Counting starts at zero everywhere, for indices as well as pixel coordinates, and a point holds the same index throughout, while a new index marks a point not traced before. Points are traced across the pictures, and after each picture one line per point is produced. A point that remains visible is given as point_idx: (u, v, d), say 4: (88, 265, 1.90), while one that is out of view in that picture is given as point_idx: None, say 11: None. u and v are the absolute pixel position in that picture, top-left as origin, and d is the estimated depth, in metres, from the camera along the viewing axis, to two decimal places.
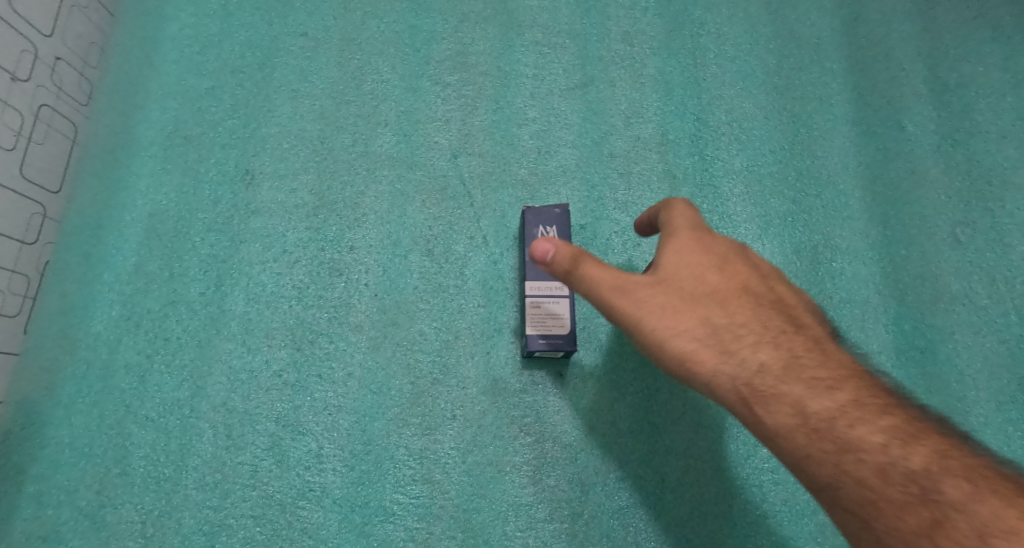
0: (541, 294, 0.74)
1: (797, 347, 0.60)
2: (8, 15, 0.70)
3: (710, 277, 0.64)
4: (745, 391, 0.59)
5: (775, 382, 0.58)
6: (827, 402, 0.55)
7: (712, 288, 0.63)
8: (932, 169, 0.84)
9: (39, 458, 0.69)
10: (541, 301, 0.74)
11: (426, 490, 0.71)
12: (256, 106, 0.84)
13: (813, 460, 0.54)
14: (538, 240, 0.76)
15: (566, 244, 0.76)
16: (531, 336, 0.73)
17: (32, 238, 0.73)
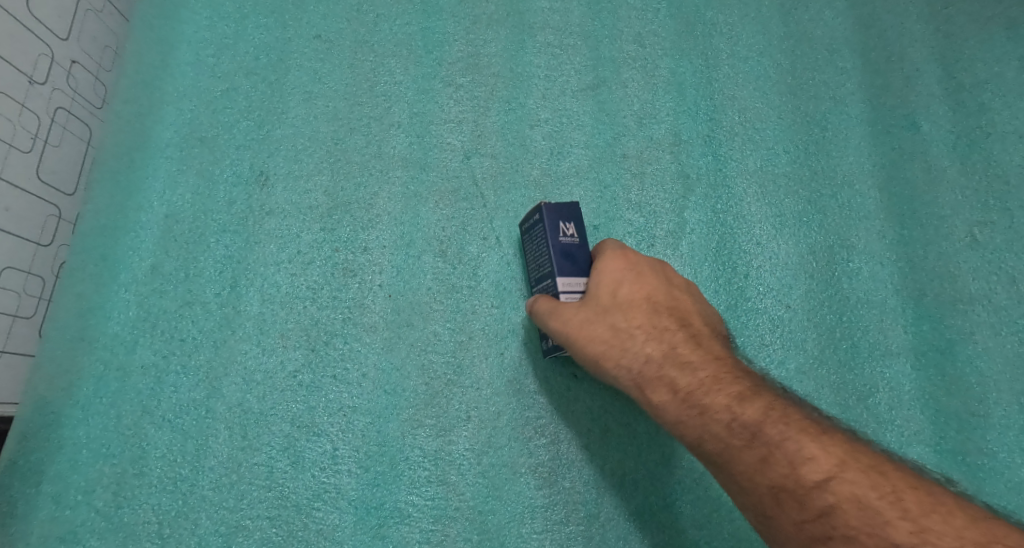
0: (570, 291, 0.71)
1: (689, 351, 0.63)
2: (24, 18, 0.71)
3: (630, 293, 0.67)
4: (650, 386, 0.62)
5: (676, 379, 0.61)
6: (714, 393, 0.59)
7: (625, 301, 0.66)
8: (948, 169, 0.83)
9: (56, 458, 0.69)
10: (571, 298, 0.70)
11: (441, 491, 0.71)
12: (269, 109, 0.85)
13: (708, 442, 0.58)
14: (562, 236, 0.73)
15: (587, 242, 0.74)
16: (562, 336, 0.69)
17: (48, 240, 0.74)
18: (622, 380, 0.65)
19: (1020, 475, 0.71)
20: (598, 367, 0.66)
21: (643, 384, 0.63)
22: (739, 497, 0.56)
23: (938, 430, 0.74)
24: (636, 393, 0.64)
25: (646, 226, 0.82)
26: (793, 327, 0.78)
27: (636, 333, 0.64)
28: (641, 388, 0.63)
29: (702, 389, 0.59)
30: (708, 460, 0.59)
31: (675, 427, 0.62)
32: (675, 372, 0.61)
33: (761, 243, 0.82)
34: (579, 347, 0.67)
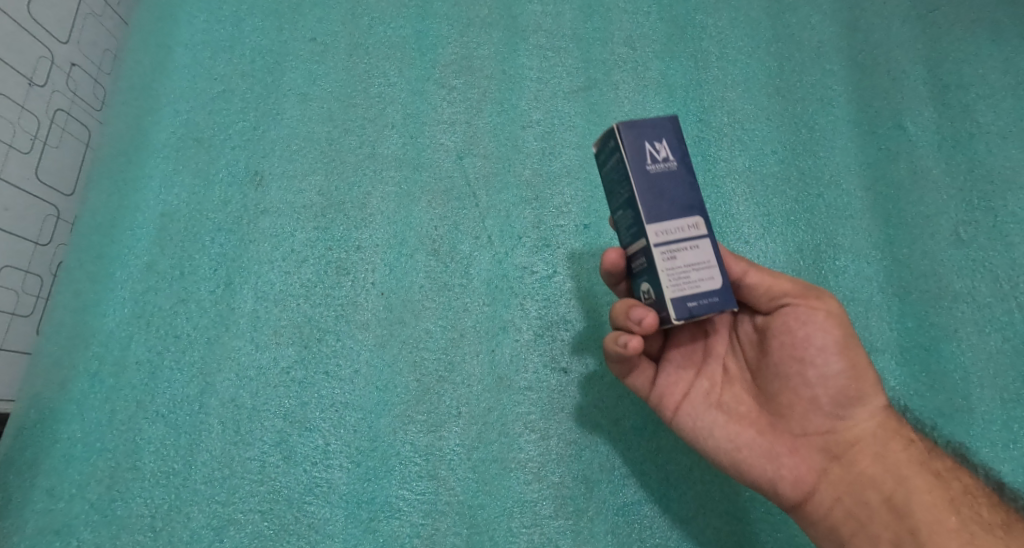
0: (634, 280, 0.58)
1: None
2: (24, 20, 0.72)
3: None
4: (857, 368, 0.55)
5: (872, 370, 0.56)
6: None
7: None
8: (933, 169, 0.85)
9: (51, 452, 0.70)
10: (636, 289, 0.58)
11: (431, 486, 0.71)
12: (265, 110, 0.86)
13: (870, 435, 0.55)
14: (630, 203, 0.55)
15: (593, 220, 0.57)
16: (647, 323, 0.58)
17: (46, 239, 0.75)
18: (823, 356, 0.54)
19: (1004, 469, 0.72)
20: (815, 333, 0.54)
21: (864, 368, 0.55)
22: (899, 497, 0.53)
23: (923, 425, 0.74)
24: (845, 376, 0.55)
25: None
26: None
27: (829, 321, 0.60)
28: (847, 370, 0.55)
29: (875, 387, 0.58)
30: (867, 456, 0.55)
31: (839, 421, 0.55)
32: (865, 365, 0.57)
33: (749, 242, 0.83)
34: (808, 315, 0.54)
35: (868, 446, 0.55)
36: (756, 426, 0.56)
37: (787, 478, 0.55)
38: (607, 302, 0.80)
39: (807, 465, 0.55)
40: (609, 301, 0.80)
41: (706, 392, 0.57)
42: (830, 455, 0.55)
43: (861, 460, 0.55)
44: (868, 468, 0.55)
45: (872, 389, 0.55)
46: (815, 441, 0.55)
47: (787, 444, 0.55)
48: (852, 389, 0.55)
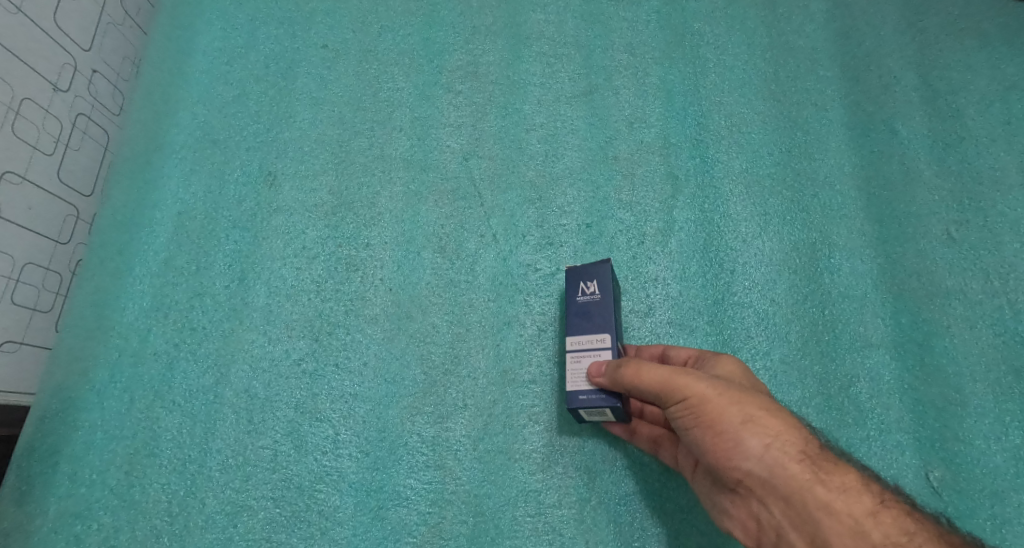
0: (582, 349, 0.70)
1: None
2: (51, 30, 0.76)
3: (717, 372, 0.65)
4: (728, 432, 0.58)
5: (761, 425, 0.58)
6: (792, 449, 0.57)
7: None
8: (925, 171, 0.87)
9: (73, 439, 0.73)
10: (581, 357, 0.70)
11: (438, 475, 0.73)
12: (279, 113, 0.89)
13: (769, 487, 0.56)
14: (579, 296, 0.73)
15: (606, 300, 0.72)
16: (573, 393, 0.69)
17: (66, 238, 0.78)
18: (691, 429, 0.60)
19: (996, 461, 0.74)
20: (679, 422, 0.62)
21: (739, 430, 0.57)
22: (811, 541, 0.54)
23: (917, 419, 0.76)
24: (713, 440, 0.59)
25: (636, 224, 0.86)
26: (777, 320, 0.81)
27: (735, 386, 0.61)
28: (712, 437, 0.59)
29: (775, 431, 0.57)
30: (781, 502, 0.56)
31: (735, 472, 0.58)
32: (742, 413, 0.58)
33: (746, 240, 0.85)
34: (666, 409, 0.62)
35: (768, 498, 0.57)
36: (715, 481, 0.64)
37: (737, 528, 0.60)
38: None
39: (744, 511, 0.59)
40: None
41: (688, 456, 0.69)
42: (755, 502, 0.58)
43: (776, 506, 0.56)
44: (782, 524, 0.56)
45: (741, 446, 0.57)
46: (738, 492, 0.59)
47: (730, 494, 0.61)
48: (733, 451, 0.58)
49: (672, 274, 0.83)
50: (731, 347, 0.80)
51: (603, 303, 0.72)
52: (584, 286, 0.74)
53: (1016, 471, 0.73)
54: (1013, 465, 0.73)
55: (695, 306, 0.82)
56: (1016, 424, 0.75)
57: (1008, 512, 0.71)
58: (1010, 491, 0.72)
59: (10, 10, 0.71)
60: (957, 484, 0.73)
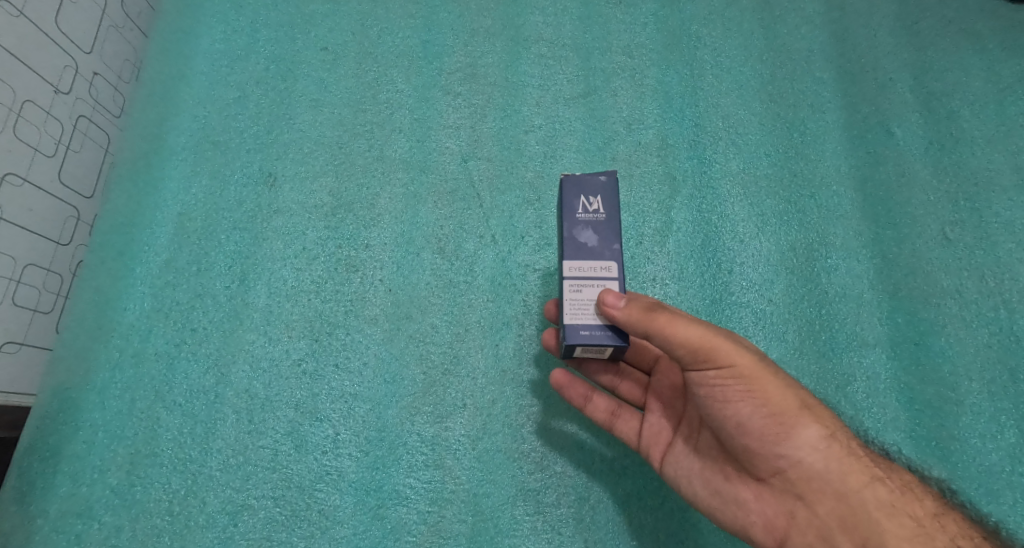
0: (585, 276, 0.61)
1: None
2: (53, 32, 0.76)
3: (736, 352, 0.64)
4: (787, 420, 0.57)
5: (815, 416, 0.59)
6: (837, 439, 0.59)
7: None
8: (921, 172, 0.88)
9: (74, 439, 0.73)
10: (583, 285, 0.61)
11: (437, 474, 0.74)
12: (279, 115, 0.90)
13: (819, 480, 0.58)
14: (580, 212, 0.63)
15: (614, 219, 0.63)
16: (573, 326, 0.60)
17: (67, 239, 0.79)
18: (737, 407, 0.58)
19: (992, 460, 0.74)
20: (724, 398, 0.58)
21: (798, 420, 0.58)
22: (857, 536, 0.57)
23: (913, 417, 0.77)
24: (769, 427, 0.57)
25: (634, 225, 0.86)
26: (774, 319, 0.82)
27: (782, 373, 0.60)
28: (770, 423, 0.57)
29: (827, 424, 0.59)
30: (827, 496, 0.58)
31: (782, 464, 0.58)
32: (800, 402, 0.58)
33: (744, 240, 0.86)
34: (704, 379, 0.58)
35: (813, 492, 0.58)
36: (723, 470, 0.62)
37: (757, 523, 0.60)
38: None
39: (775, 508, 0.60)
40: None
41: (658, 433, 0.67)
42: (792, 497, 0.59)
43: (820, 501, 0.58)
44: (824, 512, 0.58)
45: (800, 436, 0.57)
46: (774, 484, 0.59)
47: (753, 486, 0.61)
48: (789, 441, 0.57)
49: (670, 274, 0.84)
50: None
51: (611, 224, 0.63)
52: (585, 201, 0.63)
53: (1011, 469, 0.73)
54: (1009, 463, 0.74)
55: (692, 306, 0.82)
56: (1011, 422, 0.75)
57: (1004, 510, 0.72)
58: (1006, 489, 0.73)
59: (11, 12, 0.71)
60: (953, 483, 0.74)
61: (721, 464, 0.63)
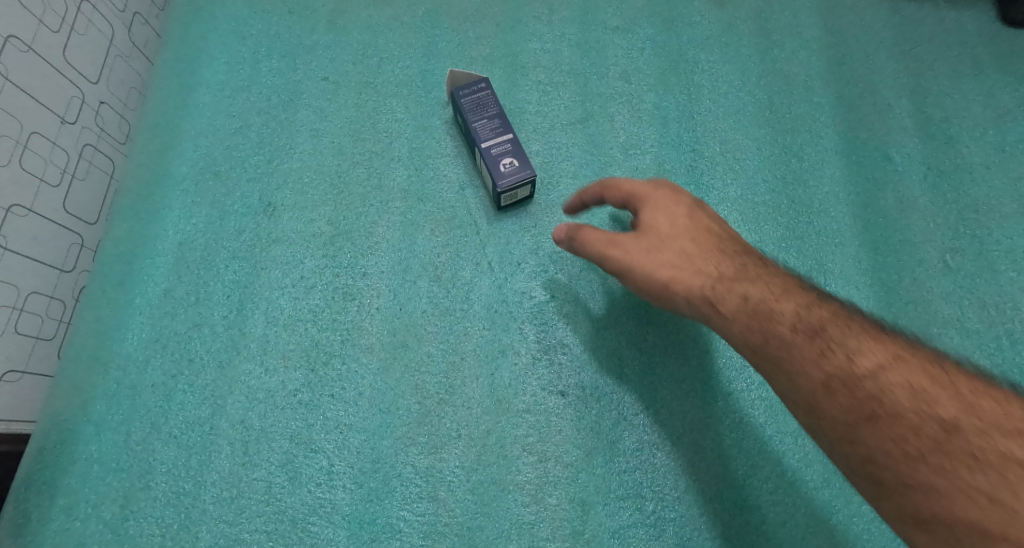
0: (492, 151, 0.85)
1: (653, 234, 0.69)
2: (60, 64, 0.78)
3: (589, 237, 0.73)
4: (924, 389, 0.53)
5: (966, 392, 0.53)
6: (654, 264, 0.68)
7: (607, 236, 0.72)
8: (920, 198, 0.87)
9: (70, 471, 0.74)
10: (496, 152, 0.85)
11: (431, 507, 0.73)
12: (279, 144, 0.91)
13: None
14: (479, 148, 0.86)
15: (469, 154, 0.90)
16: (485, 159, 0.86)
17: (70, 266, 0.80)
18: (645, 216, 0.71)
19: None
20: (631, 198, 0.73)
21: (885, 379, 0.55)
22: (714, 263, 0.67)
23: None
24: (643, 212, 0.71)
25: None
26: None
27: (616, 243, 0.70)
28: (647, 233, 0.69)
29: (644, 279, 0.69)
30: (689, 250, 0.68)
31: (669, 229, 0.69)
32: (621, 263, 0.70)
33: None
34: (633, 195, 0.73)
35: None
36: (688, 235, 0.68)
37: (703, 225, 0.70)
38: (604, 326, 0.82)
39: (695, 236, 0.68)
40: (605, 325, 0.82)
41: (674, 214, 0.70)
42: (693, 240, 0.68)
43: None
44: (689, 248, 0.68)
45: (654, 226, 0.69)
46: (691, 231, 0.69)
47: (683, 220, 0.69)
48: (655, 219, 0.70)
49: None
50: (726, 377, 0.79)
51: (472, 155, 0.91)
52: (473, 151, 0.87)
53: None
54: None
55: (690, 334, 0.82)
56: None
57: None
58: None
59: (20, 48, 0.72)
60: None
61: (676, 217, 0.70)
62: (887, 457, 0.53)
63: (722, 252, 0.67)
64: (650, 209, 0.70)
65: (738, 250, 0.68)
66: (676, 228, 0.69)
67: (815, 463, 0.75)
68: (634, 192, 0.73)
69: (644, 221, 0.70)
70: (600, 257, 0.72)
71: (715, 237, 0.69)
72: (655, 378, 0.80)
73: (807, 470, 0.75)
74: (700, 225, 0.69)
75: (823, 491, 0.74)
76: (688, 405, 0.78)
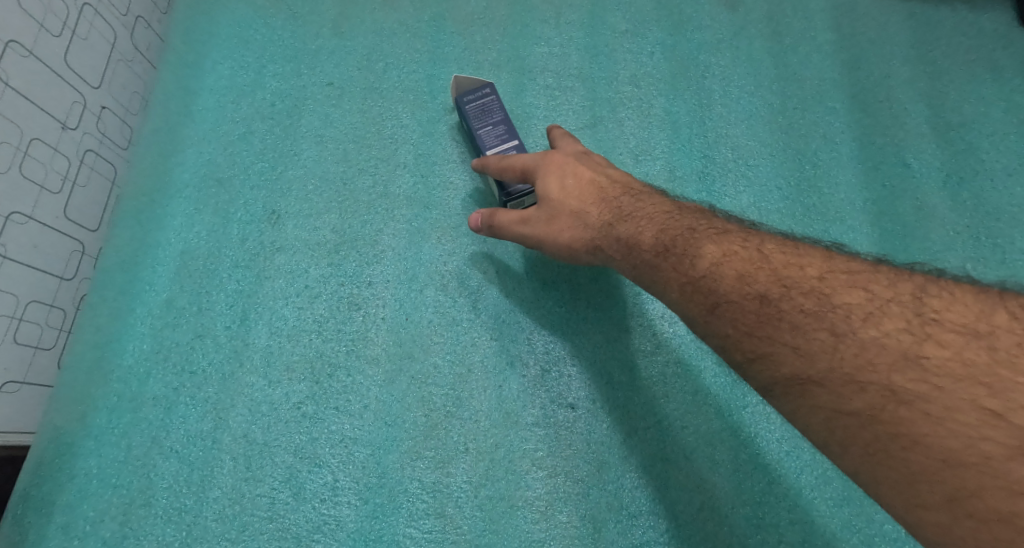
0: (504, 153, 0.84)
1: (558, 204, 0.70)
2: (61, 69, 0.76)
3: (503, 219, 0.74)
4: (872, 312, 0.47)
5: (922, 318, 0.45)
6: (563, 236, 0.70)
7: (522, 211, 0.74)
8: (939, 206, 0.85)
9: (69, 488, 0.72)
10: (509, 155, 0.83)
11: (438, 524, 0.71)
12: (283, 150, 0.89)
13: (966, 314, 0.45)
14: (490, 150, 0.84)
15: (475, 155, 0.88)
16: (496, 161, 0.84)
17: (71, 274, 0.79)
18: (545, 184, 0.72)
19: None
20: (527, 166, 0.74)
21: (720, 267, 0.55)
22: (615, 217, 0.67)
23: None
24: (542, 184, 0.72)
25: None
26: None
27: (529, 223, 0.72)
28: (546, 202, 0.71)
29: (561, 250, 0.71)
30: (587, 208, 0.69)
31: (567, 192, 0.70)
32: (537, 242, 0.73)
33: None
34: (531, 165, 0.74)
35: (978, 369, 0.42)
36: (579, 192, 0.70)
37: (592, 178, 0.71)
38: (614, 337, 0.80)
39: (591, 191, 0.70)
40: (615, 335, 0.80)
41: (565, 176, 0.71)
42: (592, 201, 0.69)
43: (1018, 398, 0.40)
44: (585, 207, 0.69)
45: (548, 194, 0.71)
46: (588, 192, 0.70)
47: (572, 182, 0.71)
48: (549, 187, 0.71)
49: None
50: (741, 390, 0.78)
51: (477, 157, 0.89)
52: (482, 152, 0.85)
53: None
54: None
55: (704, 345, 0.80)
56: None
57: None
58: None
59: (21, 53, 0.71)
60: None
61: (570, 182, 0.71)
62: (726, 338, 0.53)
63: (600, 192, 0.69)
64: (543, 179, 0.72)
65: (612, 187, 0.70)
66: (564, 181, 0.71)
67: (833, 480, 0.74)
68: (529, 161, 0.74)
69: (541, 192, 0.72)
70: (516, 235, 0.74)
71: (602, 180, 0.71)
72: (667, 391, 0.78)
73: (826, 488, 0.74)
74: (590, 179, 0.71)
75: (842, 509, 0.73)
76: (702, 419, 0.76)
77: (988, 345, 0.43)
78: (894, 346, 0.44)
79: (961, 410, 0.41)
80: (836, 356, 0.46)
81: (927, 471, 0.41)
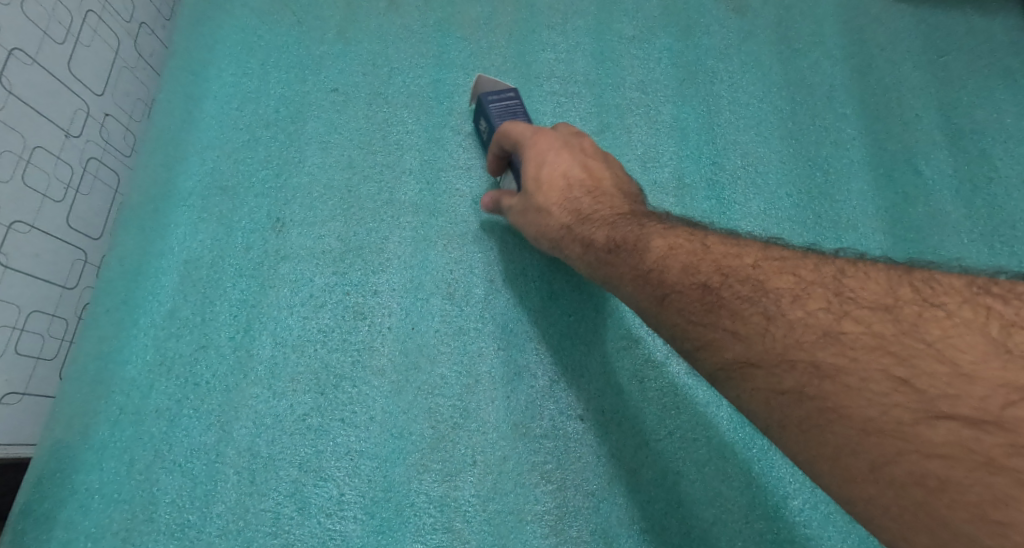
0: None
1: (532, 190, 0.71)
2: (64, 77, 0.75)
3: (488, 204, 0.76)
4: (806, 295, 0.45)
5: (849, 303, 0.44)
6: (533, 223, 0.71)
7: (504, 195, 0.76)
8: (952, 213, 0.84)
9: (70, 503, 0.71)
10: None
11: (446, 538, 0.70)
12: (288, 157, 0.89)
13: (880, 290, 0.44)
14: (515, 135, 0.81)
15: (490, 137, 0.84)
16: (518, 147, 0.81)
17: (73, 283, 0.78)
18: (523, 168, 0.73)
19: None
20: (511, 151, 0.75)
21: (666, 260, 0.54)
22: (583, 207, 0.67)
23: None
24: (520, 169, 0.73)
25: None
26: None
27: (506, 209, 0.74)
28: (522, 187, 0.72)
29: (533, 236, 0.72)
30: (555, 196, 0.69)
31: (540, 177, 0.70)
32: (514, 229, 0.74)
33: None
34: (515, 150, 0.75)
35: (887, 339, 0.41)
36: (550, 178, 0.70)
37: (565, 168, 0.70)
38: (623, 347, 0.79)
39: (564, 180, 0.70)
40: (625, 345, 0.79)
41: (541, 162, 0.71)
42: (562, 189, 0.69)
43: (925, 366, 0.39)
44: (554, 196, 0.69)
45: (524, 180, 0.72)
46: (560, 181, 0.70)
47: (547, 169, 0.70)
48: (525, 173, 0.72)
49: None
50: None
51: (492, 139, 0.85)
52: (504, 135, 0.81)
53: None
54: None
55: None
56: None
57: None
58: None
59: (24, 60, 0.70)
60: None
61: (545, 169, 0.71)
62: (670, 327, 0.51)
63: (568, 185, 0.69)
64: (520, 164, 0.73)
65: (582, 184, 0.69)
66: (538, 171, 0.70)
67: None
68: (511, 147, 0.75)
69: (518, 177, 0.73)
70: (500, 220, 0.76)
71: (576, 176, 0.70)
72: (678, 402, 0.77)
73: (842, 502, 0.73)
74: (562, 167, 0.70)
75: (860, 524, 0.72)
76: (713, 431, 0.76)
77: (898, 317, 0.42)
78: (815, 325, 0.44)
79: (868, 379, 0.40)
80: (768, 338, 0.45)
81: (846, 444, 0.39)
